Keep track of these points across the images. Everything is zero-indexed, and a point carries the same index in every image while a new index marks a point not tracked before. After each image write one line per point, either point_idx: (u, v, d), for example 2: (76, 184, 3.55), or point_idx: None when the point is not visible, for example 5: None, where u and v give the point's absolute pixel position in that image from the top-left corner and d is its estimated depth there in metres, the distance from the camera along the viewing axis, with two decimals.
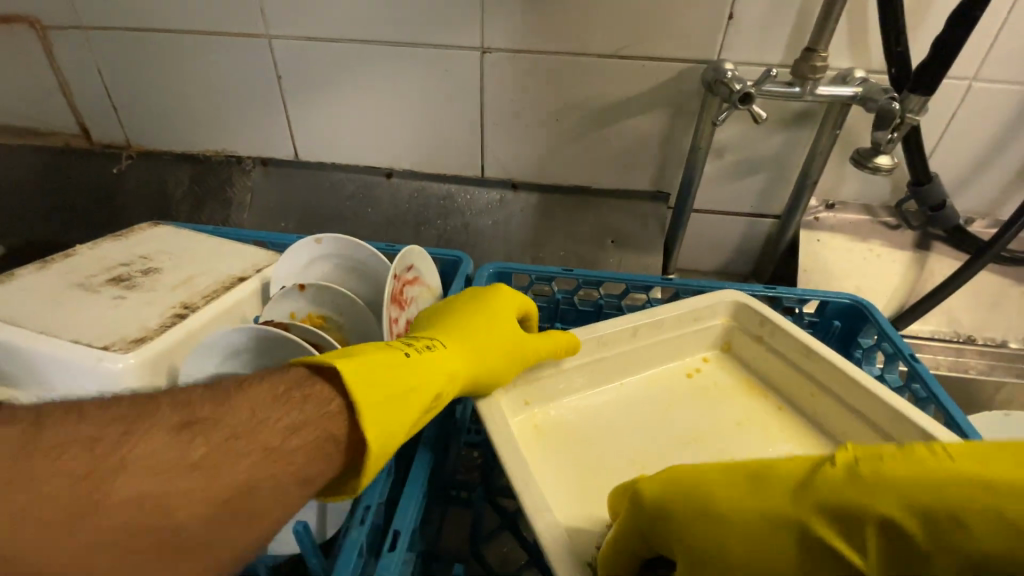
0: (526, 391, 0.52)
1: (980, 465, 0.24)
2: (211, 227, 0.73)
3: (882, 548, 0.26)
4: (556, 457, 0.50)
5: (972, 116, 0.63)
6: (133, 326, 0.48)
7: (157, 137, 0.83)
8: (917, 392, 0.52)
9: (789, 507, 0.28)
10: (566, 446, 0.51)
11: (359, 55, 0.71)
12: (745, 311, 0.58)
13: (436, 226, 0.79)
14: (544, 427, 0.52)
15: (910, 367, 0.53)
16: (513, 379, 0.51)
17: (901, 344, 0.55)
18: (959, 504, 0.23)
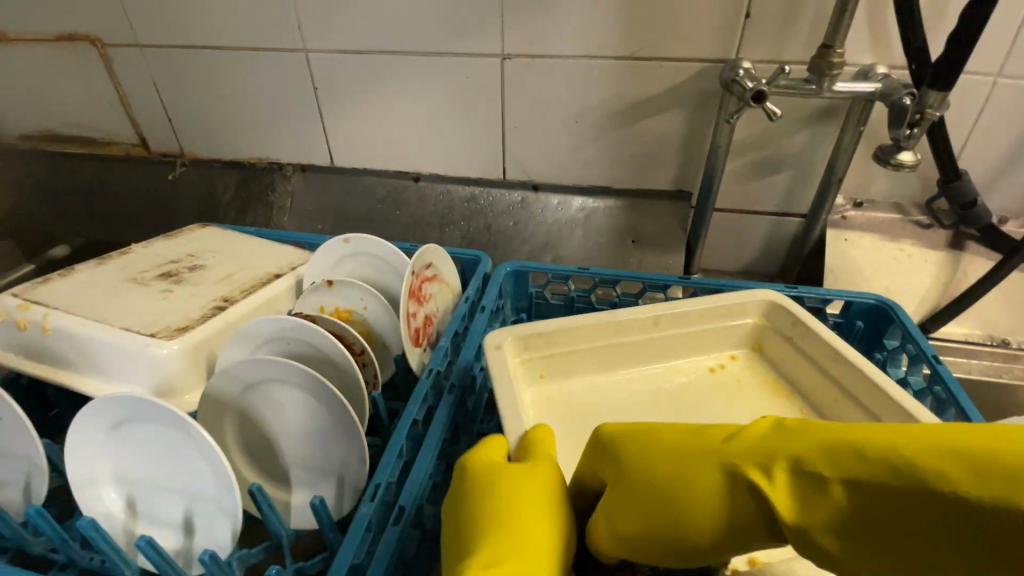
0: (541, 366, 0.56)
1: (888, 431, 0.26)
2: (252, 228, 0.78)
3: (794, 491, 0.28)
4: (564, 429, 0.53)
5: (1008, 110, 0.60)
6: (177, 316, 0.52)
7: (207, 146, 0.90)
8: (939, 395, 0.51)
9: (722, 448, 0.31)
10: (576, 421, 0.54)
11: (387, 65, 0.75)
12: (778, 311, 0.58)
13: (460, 227, 0.82)
14: (555, 399, 0.56)
15: (932, 369, 0.51)
16: (529, 353, 0.55)
17: (925, 345, 0.53)
18: (859, 450, 0.26)
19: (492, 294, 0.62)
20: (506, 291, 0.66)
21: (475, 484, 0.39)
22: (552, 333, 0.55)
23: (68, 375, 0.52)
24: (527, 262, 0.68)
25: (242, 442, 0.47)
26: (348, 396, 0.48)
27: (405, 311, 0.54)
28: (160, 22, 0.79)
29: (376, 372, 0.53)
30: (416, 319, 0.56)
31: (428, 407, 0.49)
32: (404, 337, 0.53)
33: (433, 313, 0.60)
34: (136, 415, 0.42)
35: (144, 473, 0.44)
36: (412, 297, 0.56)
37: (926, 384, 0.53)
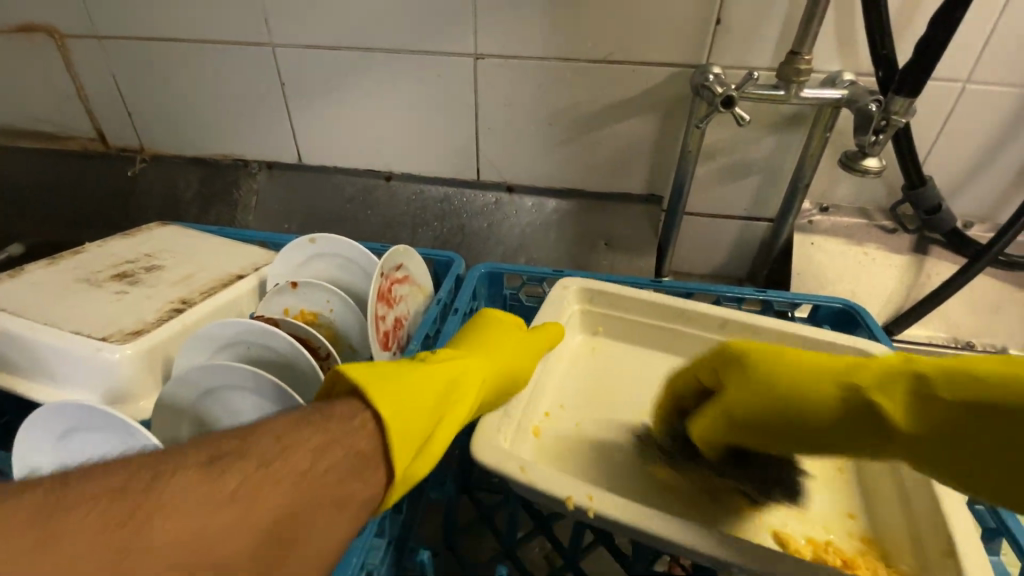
0: (601, 321, 0.61)
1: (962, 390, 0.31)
2: (216, 227, 0.76)
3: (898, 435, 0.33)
4: (581, 370, 0.58)
5: (964, 119, 0.63)
6: (131, 320, 0.50)
7: (168, 141, 0.87)
8: None
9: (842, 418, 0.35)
10: (594, 369, 0.58)
11: (358, 61, 0.73)
12: None
13: (433, 227, 0.81)
14: (599, 352, 0.60)
15: None
16: (591, 304, 0.60)
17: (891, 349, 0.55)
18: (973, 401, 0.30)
19: (465, 297, 0.61)
20: (480, 292, 0.65)
21: (472, 330, 0.51)
22: (621, 298, 0.59)
23: (15, 381, 0.49)
24: (501, 263, 0.67)
25: None
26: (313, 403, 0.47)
27: (374, 313, 0.53)
28: (117, 11, 0.75)
29: None
30: (385, 321, 0.55)
31: None
32: (372, 341, 0.52)
33: (404, 316, 0.59)
34: (85, 424, 0.40)
35: None
36: (381, 299, 0.54)
37: None
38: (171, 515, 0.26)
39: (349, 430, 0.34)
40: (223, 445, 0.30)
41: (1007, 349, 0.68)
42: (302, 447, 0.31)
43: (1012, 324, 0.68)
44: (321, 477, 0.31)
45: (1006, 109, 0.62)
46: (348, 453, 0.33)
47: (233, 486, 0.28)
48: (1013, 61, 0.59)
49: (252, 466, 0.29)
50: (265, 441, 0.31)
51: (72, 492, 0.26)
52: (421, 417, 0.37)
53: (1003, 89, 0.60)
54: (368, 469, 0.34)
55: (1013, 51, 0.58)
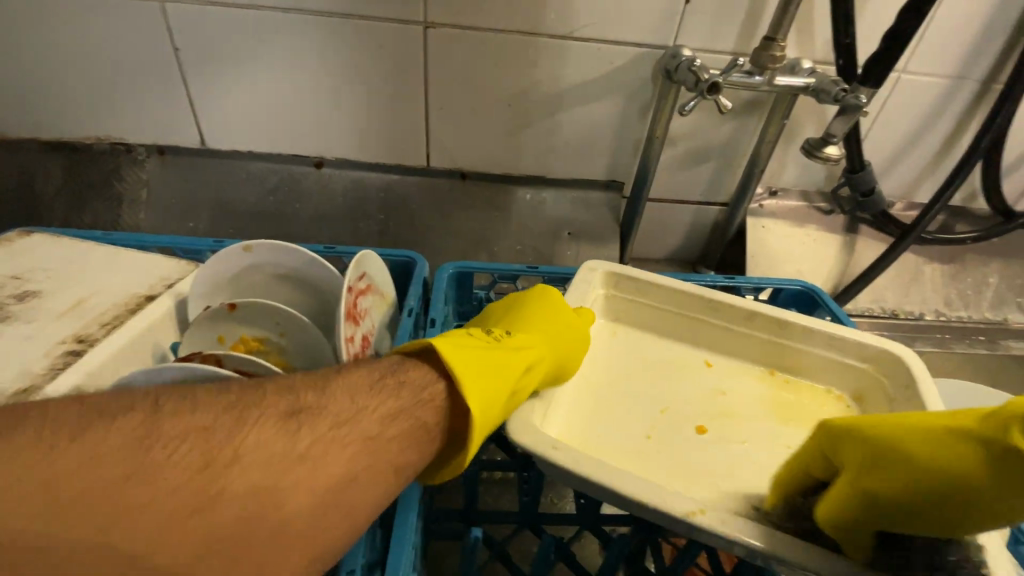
0: (626, 305, 0.57)
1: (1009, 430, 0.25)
2: (100, 232, 0.60)
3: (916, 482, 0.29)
4: (602, 356, 0.54)
5: (897, 106, 0.67)
6: (10, 373, 0.37)
7: (12, 120, 0.67)
8: None
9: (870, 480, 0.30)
10: (615, 356, 0.55)
11: (277, 25, 0.61)
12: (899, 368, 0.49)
13: (379, 221, 0.72)
14: (619, 338, 0.56)
15: None
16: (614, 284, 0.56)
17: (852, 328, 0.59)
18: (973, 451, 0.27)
19: (438, 304, 0.54)
20: (450, 296, 0.59)
21: (525, 303, 0.47)
22: (648, 285, 0.55)
23: None
24: (469, 262, 0.61)
25: None
26: None
27: (344, 337, 0.45)
28: None
29: None
30: (355, 343, 0.47)
31: None
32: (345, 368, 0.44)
33: (371, 332, 0.51)
34: None
35: None
36: (349, 318, 0.46)
37: None
38: (245, 468, 0.24)
39: (415, 395, 0.32)
40: (304, 398, 0.28)
41: (923, 316, 0.76)
42: (368, 407, 0.30)
43: (926, 293, 0.76)
44: (387, 445, 0.29)
45: (931, 98, 0.67)
46: (412, 420, 0.31)
47: (308, 443, 0.26)
48: (942, 54, 0.63)
49: (325, 425, 0.27)
50: (340, 399, 0.29)
51: (163, 430, 0.24)
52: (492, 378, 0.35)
53: (931, 78, 0.65)
54: (425, 439, 0.31)
55: (942, 45, 0.62)
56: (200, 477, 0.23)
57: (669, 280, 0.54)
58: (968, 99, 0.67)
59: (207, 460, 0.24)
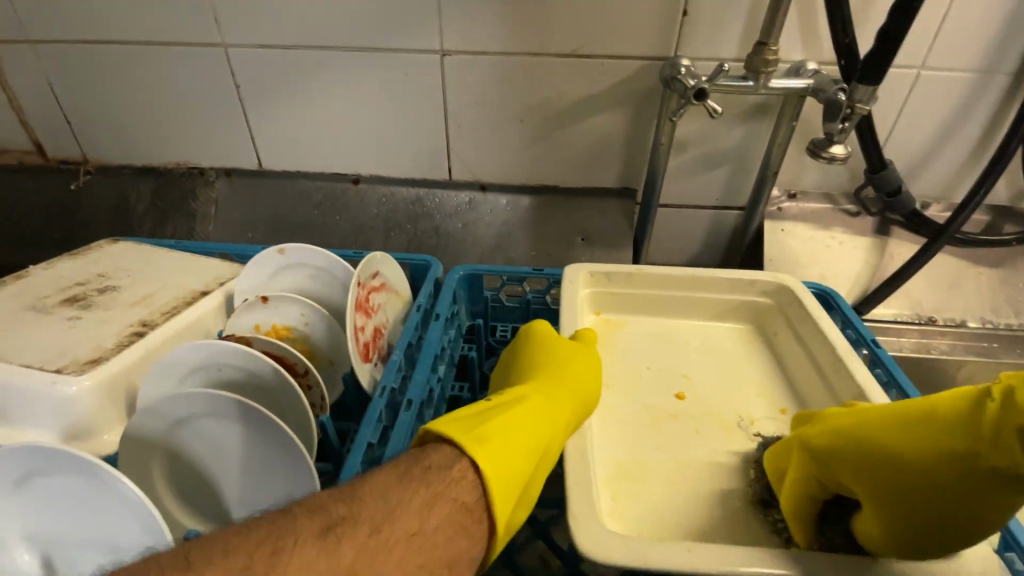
0: (782, 327, 0.61)
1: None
2: (173, 241, 0.71)
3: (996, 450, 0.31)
4: (709, 350, 0.61)
5: (923, 102, 0.66)
6: (88, 347, 0.46)
7: (114, 151, 0.81)
8: (879, 377, 0.55)
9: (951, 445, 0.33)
10: (716, 355, 0.61)
11: (318, 61, 0.70)
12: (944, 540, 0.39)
13: (406, 230, 0.79)
14: (741, 346, 0.62)
15: (872, 353, 0.56)
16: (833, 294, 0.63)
17: (864, 330, 0.58)
18: None
19: (446, 301, 0.59)
20: (460, 295, 0.64)
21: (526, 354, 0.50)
22: (804, 311, 0.59)
23: None
24: (480, 264, 0.66)
25: (173, 484, 0.42)
26: (295, 424, 0.45)
27: (352, 326, 0.51)
28: (47, 12, 0.69)
29: (322, 394, 0.49)
30: (364, 332, 0.53)
31: (383, 427, 0.47)
32: (353, 354, 0.50)
33: (383, 324, 0.57)
34: (38, 471, 0.36)
35: (48, 537, 0.38)
36: (359, 310, 0.52)
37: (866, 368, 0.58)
38: None
39: (444, 474, 0.35)
40: (336, 509, 0.31)
41: (966, 323, 0.71)
42: (402, 504, 0.32)
43: (970, 299, 0.72)
44: (428, 537, 0.32)
45: (958, 93, 0.65)
46: (451, 503, 0.33)
47: (351, 557, 0.28)
48: (963, 49, 0.62)
49: (361, 534, 0.30)
50: (372, 503, 0.31)
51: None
52: (516, 460, 0.38)
53: (954, 74, 0.64)
54: (470, 523, 0.34)
55: (964, 35, 0.61)
56: None
57: (822, 312, 0.57)
58: (1002, 90, 0.64)
59: None
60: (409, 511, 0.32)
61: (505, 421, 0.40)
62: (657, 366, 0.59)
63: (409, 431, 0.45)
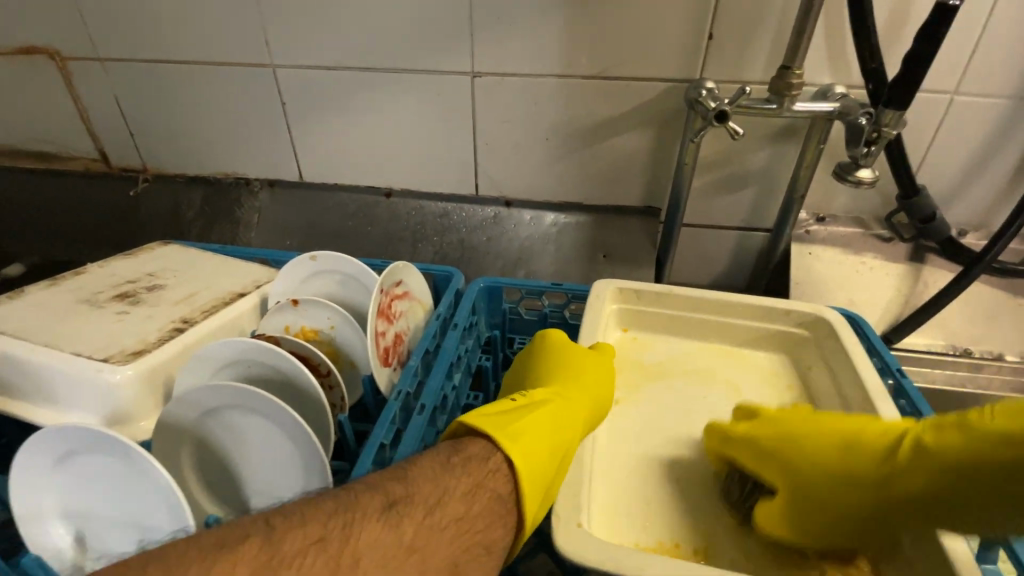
0: (816, 361, 0.58)
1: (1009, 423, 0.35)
2: (217, 245, 0.76)
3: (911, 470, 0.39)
4: (731, 374, 0.60)
5: (959, 127, 0.64)
6: (133, 339, 0.50)
7: (170, 161, 0.87)
8: (902, 408, 0.53)
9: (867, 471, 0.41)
10: (739, 381, 0.59)
11: (357, 80, 0.74)
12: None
13: (433, 242, 0.81)
14: (768, 374, 0.60)
15: (897, 383, 0.54)
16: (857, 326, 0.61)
17: (889, 358, 0.56)
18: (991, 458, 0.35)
19: (465, 312, 0.61)
20: (480, 307, 0.66)
21: (544, 355, 0.52)
22: (838, 342, 0.56)
23: (19, 402, 0.50)
24: (501, 277, 0.68)
25: (200, 471, 0.45)
26: (314, 421, 0.47)
27: (373, 330, 0.53)
28: (120, 35, 0.77)
29: (342, 395, 0.51)
30: (385, 337, 0.55)
31: (397, 429, 0.49)
32: (373, 359, 0.52)
33: (404, 332, 0.59)
34: (81, 450, 0.39)
35: (85, 512, 0.41)
36: (381, 316, 0.55)
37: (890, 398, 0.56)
38: (368, 573, 0.29)
39: (482, 466, 0.36)
40: (394, 491, 0.33)
41: (1007, 356, 0.68)
42: (451, 490, 0.34)
43: (1011, 332, 0.68)
44: (472, 522, 0.34)
45: (998, 118, 0.63)
46: (490, 493, 0.35)
47: (410, 535, 0.31)
48: (1003, 74, 0.60)
49: (419, 516, 0.32)
50: (424, 485, 0.34)
51: (284, 548, 0.28)
52: (542, 455, 0.39)
53: (992, 99, 0.62)
54: (504, 514, 0.36)
55: (1003, 59, 0.60)
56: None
57: (857, 346, 0.54)
58: None
59: (334, 568, 0.28)
60: (455, 498, 0.34)
61: (535, 419, 0.41)
62: (678, 387, 0.58)
63: (420, 435, 0.47)
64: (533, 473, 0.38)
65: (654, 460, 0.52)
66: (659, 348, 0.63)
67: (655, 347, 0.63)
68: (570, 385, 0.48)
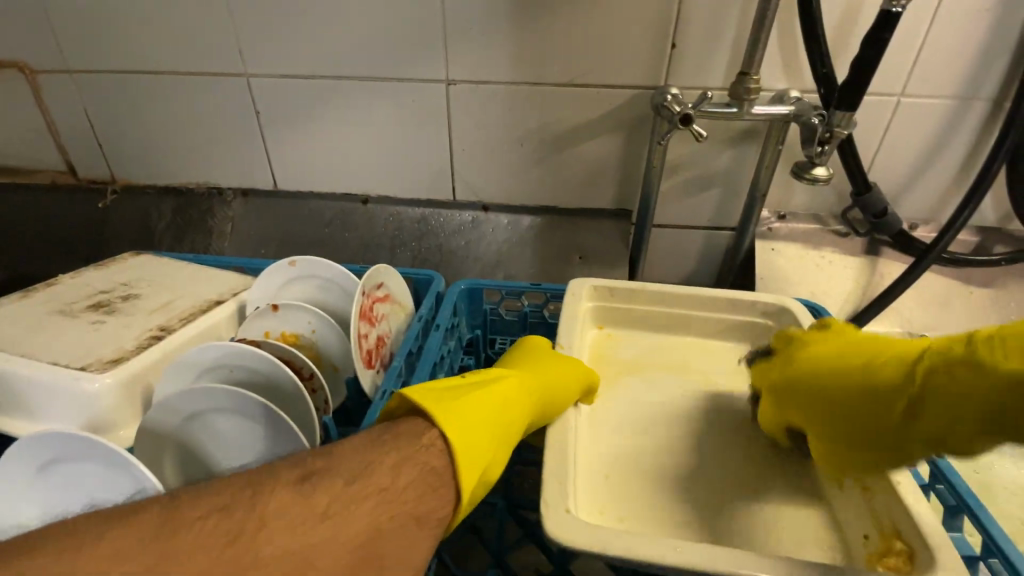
0: None
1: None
2: (192, 255, 0.75)
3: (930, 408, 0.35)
4: (708, 365, 0.62)
5: (904, 128, 0.69)
6: (109, 348, 0.50)
7: (140, 172, 0.86)
8: None
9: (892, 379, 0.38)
10: (712, 370, 0.62)
11: (332, 89, 0.75)
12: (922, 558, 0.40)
13: (411, 247, 0.82)
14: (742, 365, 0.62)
15: None
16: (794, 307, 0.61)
17: None
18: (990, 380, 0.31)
19: (446, 313, 0.62)
20: (461, 308, 0.67)
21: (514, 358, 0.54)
22: (802, 331, 0.59)
23: None
24: (481, 279, 0.69)
25: (184, 477, 0.45)
26: (298, 421, 0.47)
27: (357, 332, 0.54)
28: (88, 46, 0.76)
29: (326, 398, 0.52)
30: (368, 339, 0.56)
31: None
32: (357, 360, 0.53)
33: (386, 334, 0.59)
34: (63, 456, 0.39)
35: (68, 521, 0.41)
36: (364, 318, 0.56)
37: None
38: (276, 534, 0.29)
39: (414, 442, 0.37)
40: (314, 463, 0.33)
41: None
42: (377, 461, 0.35)
43: (959, 318, 0.73)
44: (400, 493, 0.34)
45: (939, 118, 0.68)
46: (421, 467, 0.36)
47: (328, 504, 0.31)
48: (941, 78, 0.66)
49: (339, 484, 0.32)
50: (349, 458, 0.34)
51: (183, 517, 0.28)
52: (483, 437, 0.41)
53: (932, 102, 0.67)
54: (438, 487, 0.36)
55: (940, 65, 0.65)
56: (239, 544, 0.28)
57: None
58: (982, 117, 0.67)
59: (239, 532, 0.28)
60: (383, 469, 0.35)
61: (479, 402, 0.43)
62: (655, 377, 0.61)
63: None
64: (471, 453, 0.39)
65: (637, 446, 0.54)
66: (636, 342, 0.65)
67: (632, 340, 0.65)
68: (530, 376, 0.49)
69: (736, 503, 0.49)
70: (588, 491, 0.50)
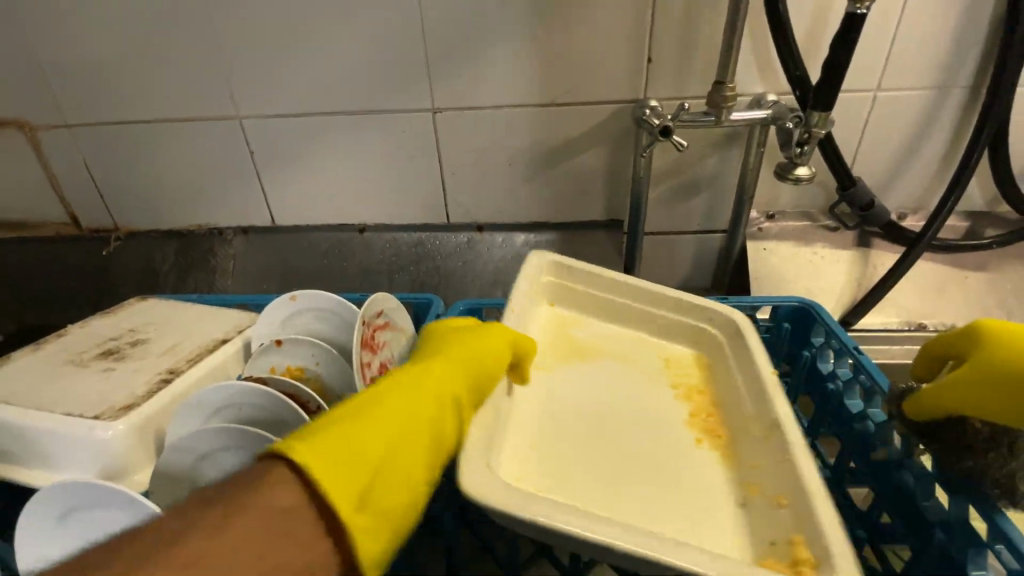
0: (716, 355, 0.59)
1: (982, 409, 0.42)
2: (195, 295, 0.77)
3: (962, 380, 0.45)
4: (630, 351, 0.60)
5: (884, 121, 0.70)
6: (118, 395, 0.51)
7: (142, 217, 0.88)
8: (864, 383, 0.56)
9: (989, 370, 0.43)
10: (616, 362, 0.58)
11: (323, 125, 0.78)
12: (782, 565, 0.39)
13: (409, 272, 0.84)
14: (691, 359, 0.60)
15: (856, 360, 0.57)
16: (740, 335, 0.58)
17: (846, 339, 0.60)
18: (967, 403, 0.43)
19: None
20: None
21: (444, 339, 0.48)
22: (748, 350, 0.56)
23: (9, 468, 0.50)
24: (480, 299, 0.70)
25: None
26: None
27: (359, 361, 0.55)
28: (85, 101, 0.78)
29: None
30: (370, 367, 0.57)
31: None
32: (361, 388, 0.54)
33: (389, 360, 0.61)
34: (79, 507, 0.40)
35: None
36: (365, 347, 0.57)
37: (851, 374, 0.59)
38: None
39: (276, 497, 0.31)
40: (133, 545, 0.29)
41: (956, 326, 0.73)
42: (224, 530, 0.30)
43: (956, 303, 0.74)
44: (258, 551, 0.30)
45: (916, 109, 0.69)
46: (288, 518, 0.32)
47: None
48: (914, 71, 0.67)
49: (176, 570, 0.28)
50: (180, 527, 0.30)
51: None
52: (359, 467, 0.34)
53: (908, 95, 0.68)
54: (311, 538, 0.32)
55: (913, 58, 0.66)
56: None
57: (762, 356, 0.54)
58: (960, 104, 0.69)
59: None
60: (230, 533, 0.30)
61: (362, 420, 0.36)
62: (591, 362, 0.58)
63: None
64: (340, 482, 0.33)
65: (565, 424, 0.50)
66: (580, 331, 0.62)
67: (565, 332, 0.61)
68: (448, 365, 0.43)
69: (659, 491, 0.46)
70: (513, 454, 0.47)
